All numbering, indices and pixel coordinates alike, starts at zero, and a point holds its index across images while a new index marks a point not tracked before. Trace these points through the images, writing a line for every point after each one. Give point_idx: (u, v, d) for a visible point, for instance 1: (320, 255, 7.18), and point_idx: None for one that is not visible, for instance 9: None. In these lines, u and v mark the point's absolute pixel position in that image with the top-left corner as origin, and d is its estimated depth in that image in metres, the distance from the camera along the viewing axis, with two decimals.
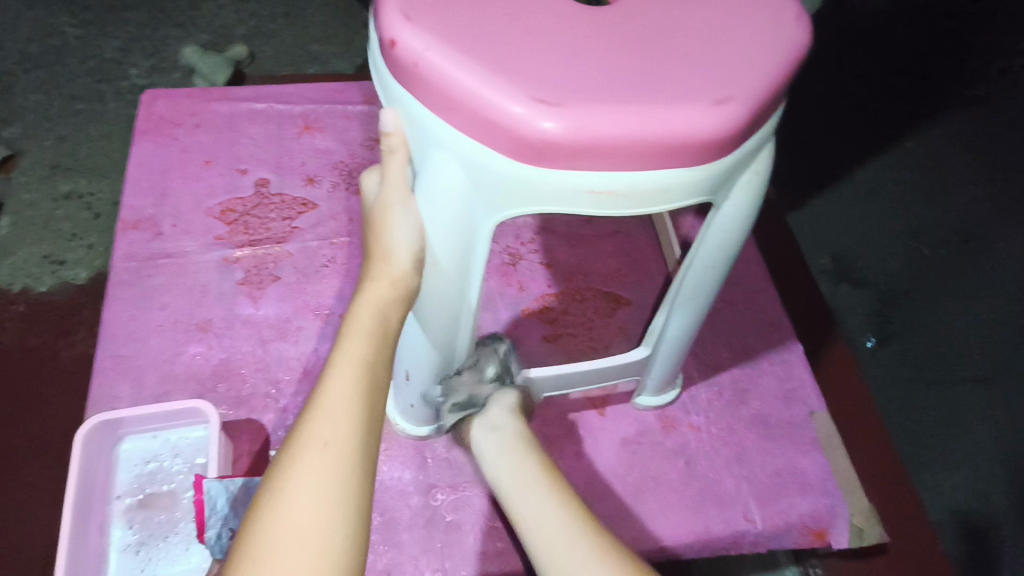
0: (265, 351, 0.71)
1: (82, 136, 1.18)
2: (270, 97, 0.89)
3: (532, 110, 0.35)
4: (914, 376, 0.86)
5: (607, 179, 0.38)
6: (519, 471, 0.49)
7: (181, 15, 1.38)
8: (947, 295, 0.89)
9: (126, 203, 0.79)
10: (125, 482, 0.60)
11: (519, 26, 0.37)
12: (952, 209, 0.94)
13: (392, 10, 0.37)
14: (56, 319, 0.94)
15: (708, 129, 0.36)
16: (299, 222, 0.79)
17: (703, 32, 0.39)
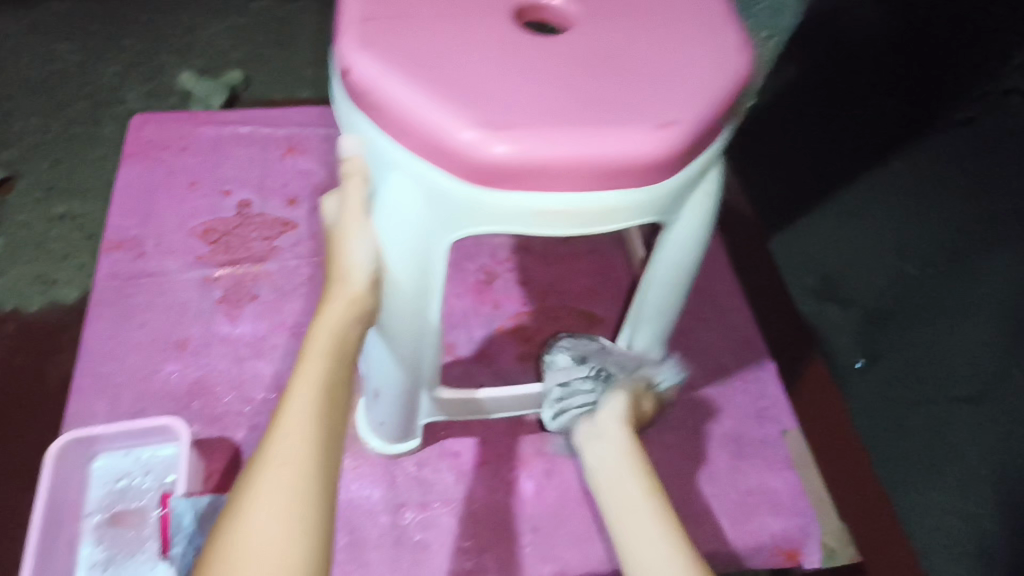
0: (240, 369, 0.72)
1: (76, 158, 1.21)
2: (255, 121, 0.91)
3: (481, 133, 0.36)
4: (899, 400, 0.74)
5: (554, 201, 0.39)
6: (620, 465, 0.50)
7: (179, 41, 1.42)
8: (941, 315, 0.73)
9: (110, 224, 0.81)
10: (97, 498, 0.61)
11: (469, 51, 0.39)
12: (944, 223, 0.76)
13: (349, 39, 0.39)
14: (40, 339, 0.96)
15: (650, 150, 0.37)
16: (279, 241, 0.81)
17: (646, 57, 0.40)
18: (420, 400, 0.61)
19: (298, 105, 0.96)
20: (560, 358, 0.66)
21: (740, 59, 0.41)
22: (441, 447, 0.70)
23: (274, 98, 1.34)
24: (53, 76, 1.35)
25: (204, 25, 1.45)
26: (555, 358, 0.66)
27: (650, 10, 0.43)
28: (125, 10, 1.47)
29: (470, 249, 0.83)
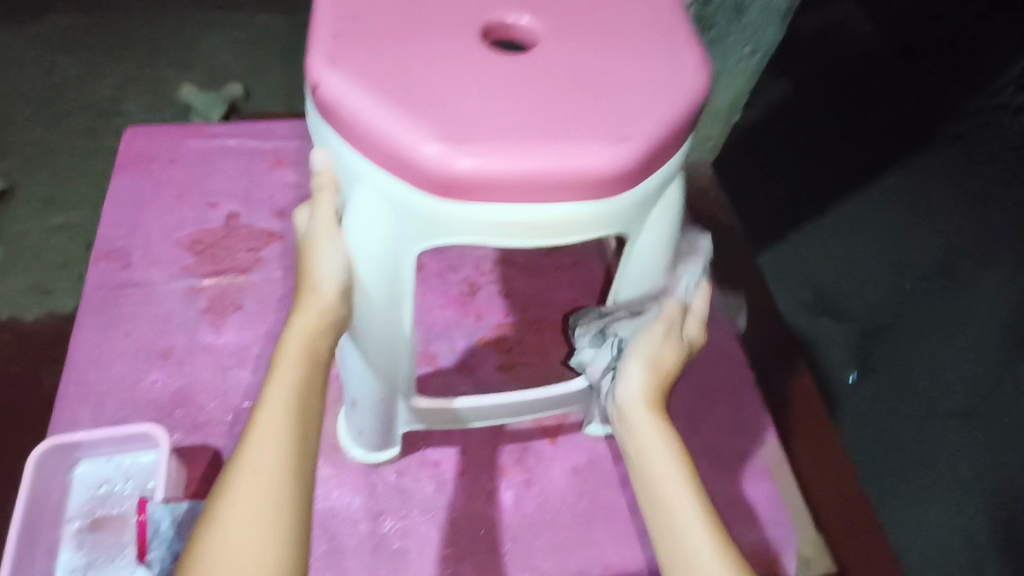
0: (223, 378, 0.73)
1: (75, 170, 1.23)
2: (245, 134, 0.93)
3: (441, 147, 0.37)
4: (891, 411, 0.81)
5: (515, 214, 0.40)
6: (659, 439, 0.46)
7: (178, 55, 1.45)
8: (936, 329, 0.77)
9: (99, 234, 0.82)
10: (78, 504, 0.62)
11: (433, 69, 0.40)
12: (957, 232, 0.77)
13: (317, 57, 0.40)
14: (36, 347, 1.00)
15: (606, 165, 0.39)
16: (265, 253, 0.82)
17: (605, 76, 0.41)
18: (396, 409, 0.62)
19: (288, 119, 0.98)
20: (585, 352, 0.58)
21: (697, 78, 0.42)
22: (421, 456, 0.71)
23: (271, 112, 1.36)
24: (54, 88, 1.37)
25: (204, 39, 1.48)
26: (580, 353, 0.58)
27: (611, 31, 0.44)
28: (125, 24, 1.50)
29: (454, 261, 0.84)
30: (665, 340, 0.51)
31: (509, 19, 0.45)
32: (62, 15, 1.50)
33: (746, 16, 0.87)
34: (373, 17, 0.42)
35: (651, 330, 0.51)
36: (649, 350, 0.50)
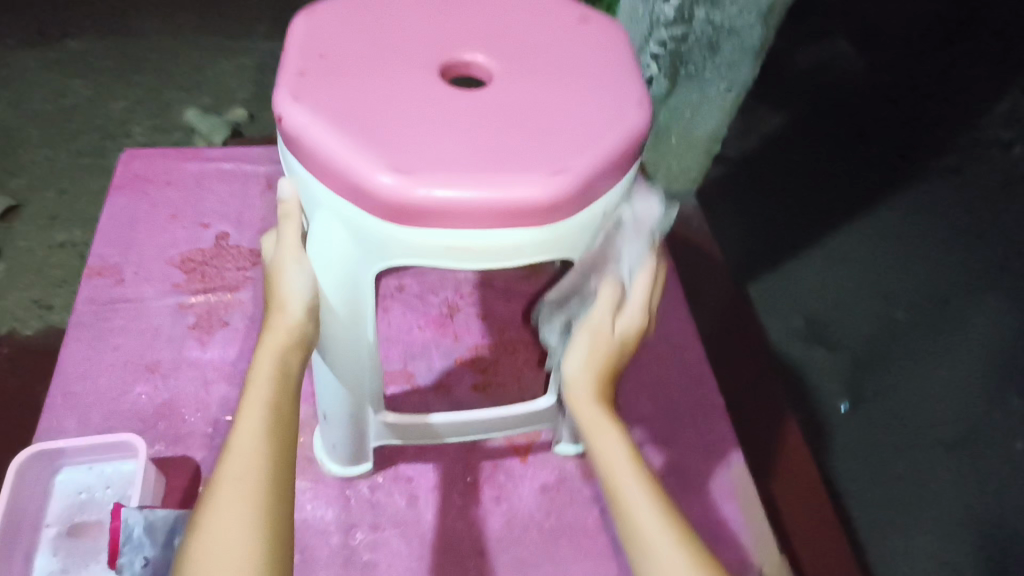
0: (206, 392, 0.75)
1: (82, 189, 1.29)
2: (238, 159, 0.97)
3: (389, 174, 0.41)
4: (879, 432, 1.06)
5: (466, 237, 0.43)
6: (604, 426, 0.49)
7: (186, 80, 1.51)
8: (916, 360, 1.12)
9: (94, 252, 0.86)
10: (57, 511, 0.64)
11: (389, 104, 0.44)
12: (909, 289, 1.20)
13: (285, 92, 0.44)
14: (34, 359, 1.05)
15: (543, 194, 0.42)
16: (253, 272, 0.85)
17: (550, 111, 0.45)
18: (367, 422, 0.64)
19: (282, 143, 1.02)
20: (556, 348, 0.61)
21: (634, 118, 0.46)
22: (394, 471, 0.73)
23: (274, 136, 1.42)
24: (65, 109, 1.43)
25: (212, 65, 1.54)
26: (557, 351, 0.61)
27: (558, 72, 0.48)
28: (136, 49, 1.56)
29: (435, 283, 0.88)
30: (598, 352, 0.51)
31: (466, 58, 0.49)
32: (78, 40, 1.57)
33: (719, 53, 0.96)
34: (338, 57, 0.47)
35: (584, 336, 0.52)
36: (583, 355, 0.51)
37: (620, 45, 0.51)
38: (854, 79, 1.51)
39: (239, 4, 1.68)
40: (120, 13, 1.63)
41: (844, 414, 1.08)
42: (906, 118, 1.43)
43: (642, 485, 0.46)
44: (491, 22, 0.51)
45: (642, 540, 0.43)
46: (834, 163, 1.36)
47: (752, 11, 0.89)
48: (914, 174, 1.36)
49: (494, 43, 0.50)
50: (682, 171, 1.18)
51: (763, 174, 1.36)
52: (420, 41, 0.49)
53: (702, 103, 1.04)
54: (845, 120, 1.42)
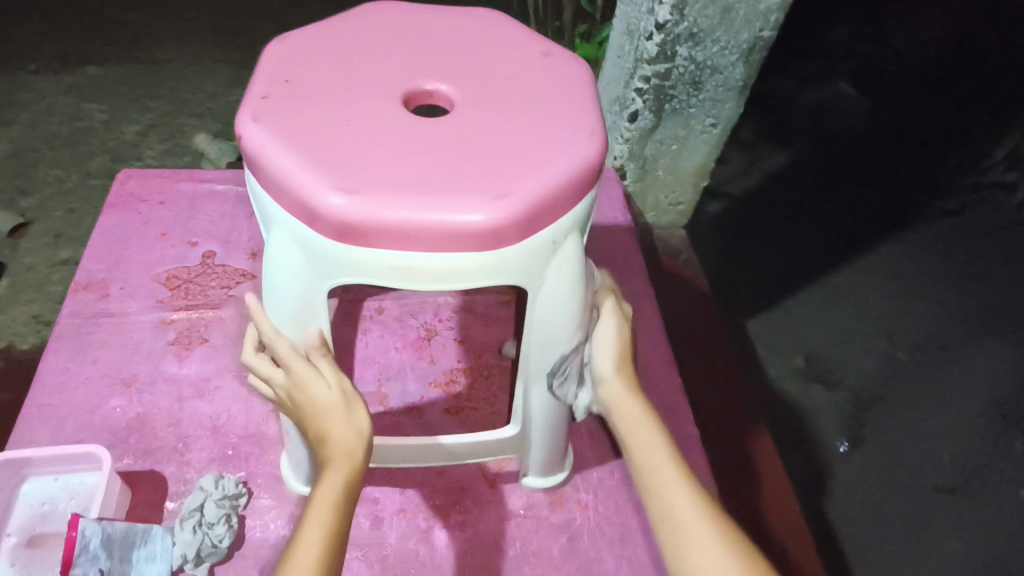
0: (179, 407, 0.76)
1: (89, 209, 1.34)
2: (232, 181, 1.00)
3: (334, 192, 0.43)
4: (875, 474, 1.10)
5: (413, 257, 0.45)
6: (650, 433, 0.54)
7: (197, 106, 1.56)
8: (916, 401, 1.18)
9: (84, 267, 0.88)
10: (20, 521, 0.65)
11: (345, 127, 0.47)
12: (913, 332, 1.27)
13: (247, 113, 0.48)
14: (28, 373, 1.07)
15: (482, 217, 0.44)
16: (236, 290, 0.87)
17: (500, 140, 0.48)
18: None
19: None
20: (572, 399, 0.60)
21: (579, 149, 0.48)
22: (361, 493, 0.72)
23: None
24: (79, 131, 1.48)
25: (224, 93, 1.60)
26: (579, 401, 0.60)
27: (513, 104, 0.51)
28: (150, 76, 1.62)
29: (414, 307, 0.89)
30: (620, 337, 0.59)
31: (428, 88, 0.52)
32: (96, 65, 1.63)
33: (703, 89, 0.98)
34: (304, 84, 0.50)
35: (606, 329, 0.58)
36: (617, 350, 0.58)
37: (581, 81, 0.54)
38: (851, 132, 1.61)
39: (255, 36, 1.75)
40: (138, 40, 1.70)
41: (844, 454, 1.12)
42: (902, 171, 1.54)
43: (672, 471, 0.52)
44: (457, 57, 0.55)
45: (678, 521, 0.50)
46: (833, 210, 1.44)
47: (733, 50, 0.93)
48: (914, 221, 1.46)
49: (458, 75, 0.53)
50: (671, 204, 1.20)
51: (769, 213, 1.43)
52: (385, 73, 0.52)
53: (687, 137, 1.06)
54: (846, 172, 1.52)
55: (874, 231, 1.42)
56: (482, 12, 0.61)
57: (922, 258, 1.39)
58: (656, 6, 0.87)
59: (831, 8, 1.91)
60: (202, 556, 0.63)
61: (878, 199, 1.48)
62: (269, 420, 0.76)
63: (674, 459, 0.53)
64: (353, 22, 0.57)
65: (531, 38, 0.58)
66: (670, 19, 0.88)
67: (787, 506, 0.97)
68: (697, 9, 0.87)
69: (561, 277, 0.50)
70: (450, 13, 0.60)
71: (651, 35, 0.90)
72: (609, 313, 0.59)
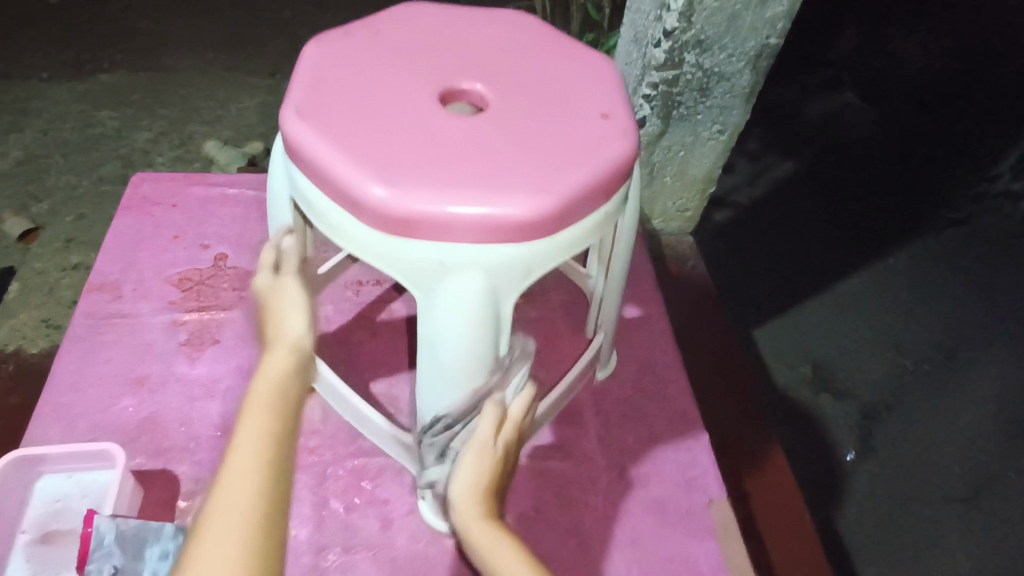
0: (191, 407, 0.76)
1: (100, 215, 1.35)
2: (244, 186, 1.01)
3: (298, 114, 0.53)
4: (882, 486, 1.09)
5: (329, 203, 0.52)
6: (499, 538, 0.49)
7: (208, 114, 1.58)
8: (923, 408, 1.17)
9: (97, 269, 0.89)
10: (32, 518, 0.65)
11: (361, 89, 0.55)
12: (924, 340, 1.27)
13: (325, 40, 0.59)
14: (38, 377, 1.08)
15: (363, 188, 0.49)
16: (248, 292, 0.88)
17: (461, 145, 0.51)
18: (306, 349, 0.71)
19: None
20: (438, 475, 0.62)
21: (497, 194, 0.49)
22: (369, 494, 0.72)
23: None
24: (90, 138, 1.50)
25: (235, 100, 1.62)
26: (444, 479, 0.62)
27: (521, 125, 0.53)
28: (162, 83, 1.64)
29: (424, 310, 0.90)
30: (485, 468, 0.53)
31: (464, 87, 0.56)
32: (107, 73, 1.65)
33: (710, 96, 0.99)
34: (380, 47, 0.59)
35: (470, 457, 0.53)
36: (471, 477, 0.53)
37: (598, 155, 0.53)
38: (858, 142, 1.61)
39: (265, 45, 1.78)
40: (150, 48, 1.72)
41: (852, 463, 1.12)
42: (908, 178, 1.54)
43: None
44: (514, 62, 0.59)
45: None
46: (837, 215, 1.45)
47: (740, 57, 0.94)
48: (920, 230, 1.45)
49: (497, 80, 0.57)
50: (677, 211, 1.20)
51: (773, 217, 1.44)
52: (438, 67, 0.58)
53: (694, 144, 1.07)
54: (851, 180, 1.53)
55: (880, 239, 1.42)
56: (597, 57, 0.62)
57: (929, 267, 1.39)
58: (665, 13, 0.89)
59: (836, 19, 1.92)
60: None
61: (884, 206, 1.48)
62: None
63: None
64: (469, 19, 0.64)
65: (612, 96, 0.57)
66: (678, 26, 0.89)
67: (798, 515, 0.97)
68: (704, 16, 0.88)
69: (444, 305, 0.52)
70: (563, 40, 0.63)
71: (659, 42, 0.92)
72: (480, 438, 0.54)
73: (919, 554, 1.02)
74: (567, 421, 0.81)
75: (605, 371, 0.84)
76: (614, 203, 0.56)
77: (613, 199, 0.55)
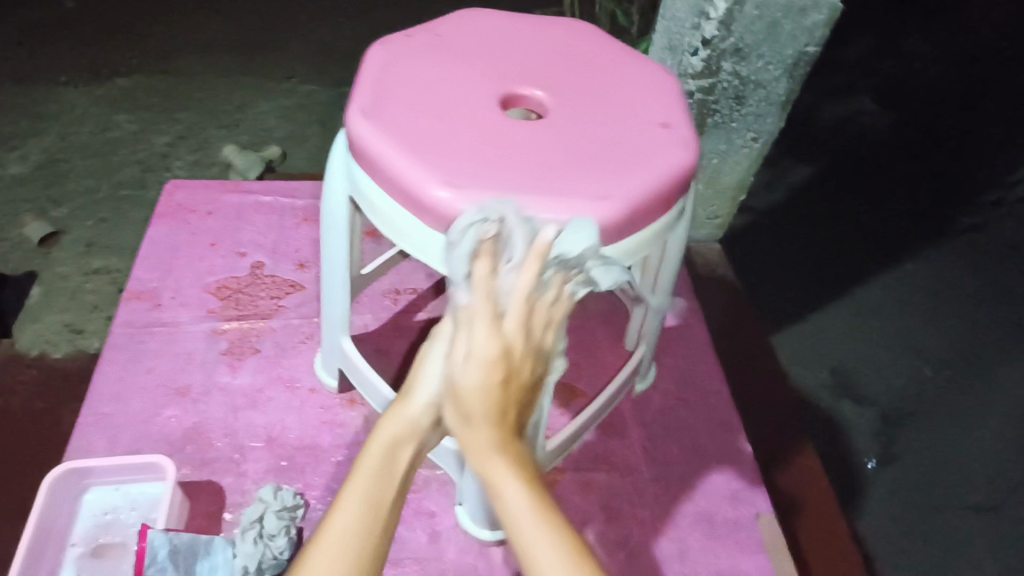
0: (234, 417, 0.76)
1: (121, 220, 1.35)
2: (276, 193, 1.01)
3: (361, 114, 0.52)
4: (910, 495, 1.08)
5: (388, 202, 0.52)
6: (499, 465, 0.41)
7: (227, 118, 1.58)
8: (949, 415, 1.16)
9: (134, 277, 0.88)
10: (82, 531, 0.65)
11: (423, 91, 0.54)
12: (949, 345, 1.25)
13: (386, 40, 0.59)
14: (64, 382, 1.08)
15: (424, 188, 0.48)
16: (286, 301, 0.87)
17: (524, 148, 0.51)
18: (347, 351, 0.71)
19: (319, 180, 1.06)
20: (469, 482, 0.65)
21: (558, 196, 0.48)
22: (416, 505, 0.72)
23: (309, 173, 1.48)
24: (110, 142, 1.50)
25: (252, 105, 1.62)
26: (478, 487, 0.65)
27: (583, 131, 0.53)
28: (180, 88, 1.64)
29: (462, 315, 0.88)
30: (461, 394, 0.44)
31: (525, 92, 0.56)
32: (124, 77, 1.65)
33: (745, 105, 0.98)
34: (440, 50, 0.59)
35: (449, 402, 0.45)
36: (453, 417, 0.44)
37: (662, 164, 0.52)
38: (876, 146, 1.59)
39: (281, 50, 1.78)
40: (167, 53, 1.72)
41: (872, 471, 1.11)
42: (928, 182, 1.53)
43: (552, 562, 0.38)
44: (574, 69, 0.59)
45: None
46: (854, 218, 1.44)
47: (777, 65, 0.92)
48: (939, 233, 1.43)
49: (558, 86, 0.57)
50: (707, 218, 1.19)
51: (793, 219, 1.43)
52: (499, 71, 0.57)
53: (728, 151, 1.06)
54: (868, 183, 1.52)
55: (898, 244, 1.40)
56: (657, 66, 0.61)
57: (951, 272, 1.37)
58: (703, 22, 0.88)
59: (852, 24, 1.91)
60: (263, 568, 0.63)
61: (903, 211, 1.47)
62: (322, 432, 0.75)
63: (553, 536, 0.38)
64: (527, 24, 0.63)
65: (675, 107, 0.57)
66: (717, 35, 0.89)
67: (831, 525, 0.93)
68: (744, 24, 0.88)
69: None
70: (624, 52, 0.62)
71: (696, 51, 0.91)
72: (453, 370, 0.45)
73: (946, 562, 1.01)
74: (609, 431, 0.81)
75: (644, 383, 0.83)
76: (670, 215, 0.55)
77: (671, 211, 0.55)
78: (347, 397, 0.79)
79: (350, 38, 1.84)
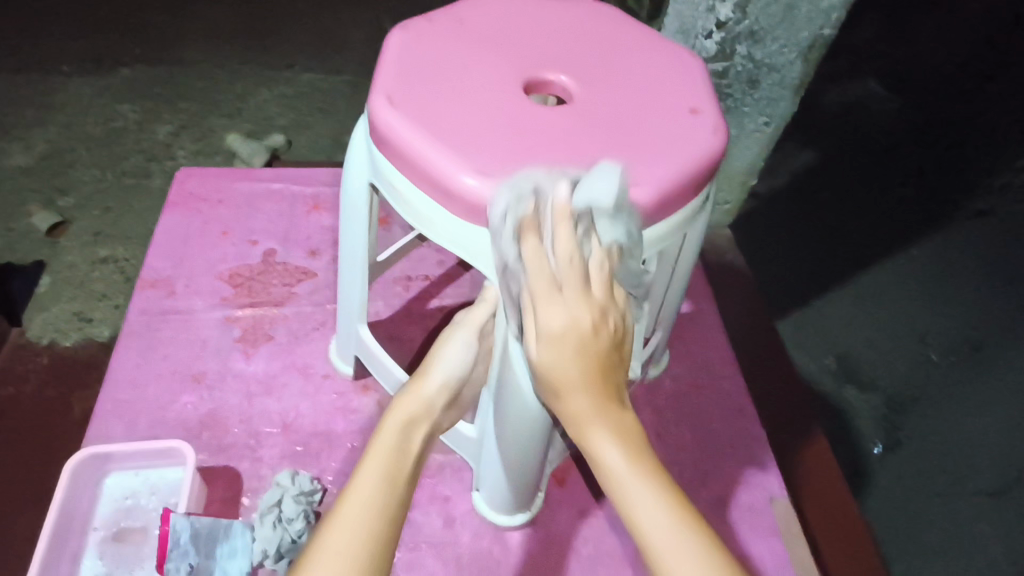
0: (249, 404, 0.76)
1: (127, 208, 1.35)
2: (287, 181, 1.01)
3: (387, 99, 0.52)
4: (919, 486, 1.00)
5: (415, 189, 0.52)
6: (593, 423, 0.47)
7: (231, 107, 1.58)
8: (958, 401, 1.02)
9: (147, 265, 0.89)
10: (103, 515, 0.66)
11: (448, 76, 0.54)
12: (974, 320, 1.06)
13: (407, 24, 0.59)
14: (74, 372, 1.08)
15: (455, 175, 0.49)
16: (299, 288, 0.88)
17: (554, 133, 0.51)
18: (364, 338, 0.72)
19: (329, 167, 1.06)
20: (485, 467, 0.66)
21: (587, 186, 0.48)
22: (432, 490, 0.73)
23: (313, 161, 1.48)
24: (114, 132, 1.50)
25: (254, 93, 1.61)
26: (493, 474, 0.66)
27: (610, 117, 0.53)
28: (182, 77, 1.63)
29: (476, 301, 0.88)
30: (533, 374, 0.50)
31: (550, 78, 0.56)
32: (126, 67, 1.64)
33: (759, 88, 0.97)
34: (463, 33, 0.59)
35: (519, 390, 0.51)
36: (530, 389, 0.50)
37: (691, 149, 0.52)
38: None
39: (284, 38, 1.76)
40: (169, 42, 1.71)
41: (878, 457, 1.06)
42: None
43: (645, 488, 0.44)
44: (599, 53, 0.59)
45: (651, 549, 0.42)
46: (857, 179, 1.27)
47: (792, 48, 0.91)
48: None
49: (583, 72, 0.57)
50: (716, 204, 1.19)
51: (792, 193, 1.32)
52: (524, 56, 0.57)
53: (739, 135, 1.05)
54: None
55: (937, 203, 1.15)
56: (681, 51, 0.62)
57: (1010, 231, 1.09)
58: (718, 3, 0.88)
59: None
60: (283, 552, 0.64)
61: None
62: (338, 418, 0.76)
63: (641, 471, 0.45)
64: (550, 7, 0.63)
65: (701, 93, 0.57)
66: (732, 17, 0.89)
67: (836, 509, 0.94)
68: (759, 6, 0.87)
69: None
70: (644, 37, 0.62)
71: (710, 33, 0.92)
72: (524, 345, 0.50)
73: None
74: None
75: (657, 369, 0.83)
76: (693, 206, 0.55)
77: (696, 199, 0.55)
78: (362, 383, 0.79)
79: (351, 24, 1.82)
